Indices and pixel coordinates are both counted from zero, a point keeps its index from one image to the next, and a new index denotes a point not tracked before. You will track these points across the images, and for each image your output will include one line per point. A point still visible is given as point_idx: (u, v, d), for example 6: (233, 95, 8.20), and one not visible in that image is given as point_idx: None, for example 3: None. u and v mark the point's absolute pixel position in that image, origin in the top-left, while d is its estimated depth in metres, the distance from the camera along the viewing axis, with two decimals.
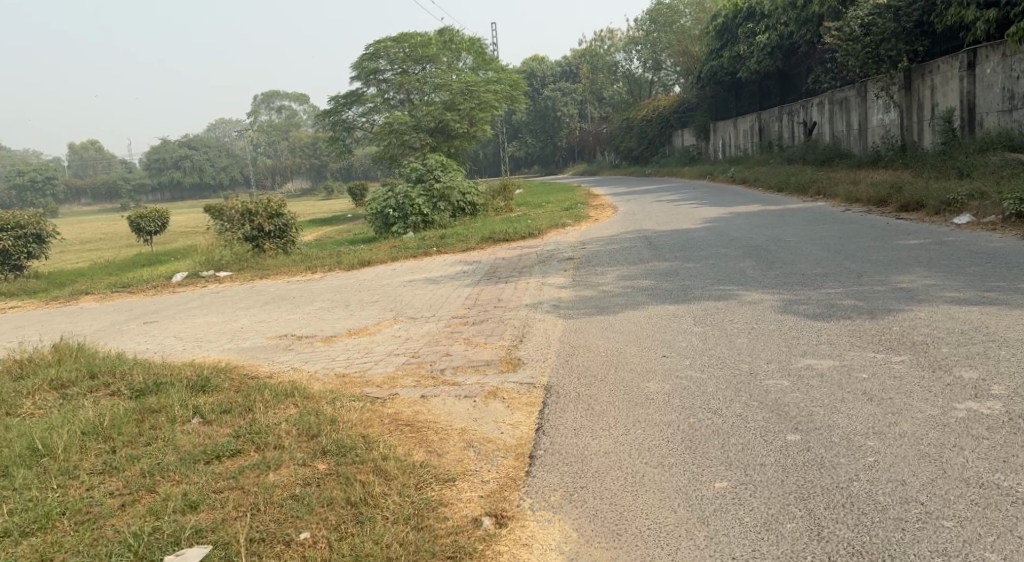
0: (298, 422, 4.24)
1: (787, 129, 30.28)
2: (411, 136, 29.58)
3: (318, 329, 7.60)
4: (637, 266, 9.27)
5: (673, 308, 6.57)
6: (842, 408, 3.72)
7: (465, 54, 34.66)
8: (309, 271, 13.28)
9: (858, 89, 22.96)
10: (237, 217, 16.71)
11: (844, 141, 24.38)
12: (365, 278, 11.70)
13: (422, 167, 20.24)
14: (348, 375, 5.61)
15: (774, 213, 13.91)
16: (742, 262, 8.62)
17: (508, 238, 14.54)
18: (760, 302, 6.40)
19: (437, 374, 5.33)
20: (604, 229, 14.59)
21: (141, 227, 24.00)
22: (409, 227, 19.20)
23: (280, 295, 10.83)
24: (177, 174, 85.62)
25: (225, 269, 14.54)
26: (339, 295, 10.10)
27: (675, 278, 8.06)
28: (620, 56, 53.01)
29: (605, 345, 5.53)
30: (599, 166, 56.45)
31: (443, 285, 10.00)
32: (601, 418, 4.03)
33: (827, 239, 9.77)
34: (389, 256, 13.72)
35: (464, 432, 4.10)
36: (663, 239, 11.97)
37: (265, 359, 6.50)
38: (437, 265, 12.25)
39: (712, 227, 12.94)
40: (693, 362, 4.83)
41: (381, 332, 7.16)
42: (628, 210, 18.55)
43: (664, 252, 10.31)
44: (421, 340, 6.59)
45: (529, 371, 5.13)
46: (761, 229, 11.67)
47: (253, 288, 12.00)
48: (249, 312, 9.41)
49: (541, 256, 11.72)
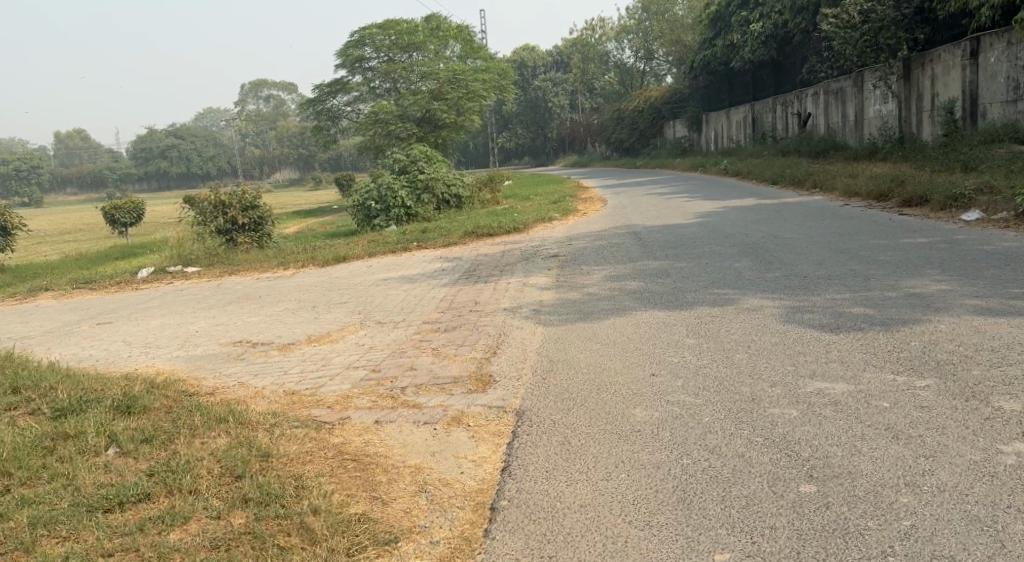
0: (224, 459, 3.60)
1: (780, 121, 29.71)
2: (397, 125, 28.87)
3: (277, 335, 6.96)
4: (627, 266, 8.65)
5: (663, 315, 5.97)
6: (865, 449, 3.13)
7: (453, 42, 33.92)
8: (282, 267, 12.63)
9: (855, 79, 22.38)
10: (209, 209, 16.07)
11: (840, 134, 23.83)
12: (339, 274, 11.08)
13: (406, 158, 19.54)
14: (297, 393, 4.97)
15: (770, 209, 13.31)
16: (739, 262, 8.01)
17: (492, 233, 13.92)
18: (760, 309, 5.81)
19: (397, 394, 4.71)
20: (593, 224, 13.96)
21: (115, 219, 23.22)
22: (391, 220, 18.56)
23: (247, 294, 10.18)
24: (162, 163, 84.50)
25: (196, 264, 13.88)
26: (309, 294, 9.45)
27: (666, 280, 7.45)
28: (611, 46, 52.32)
29: (587, 361, 4.92)
30: (590, 157, 55.84)
31: (419, 284, 9.39)
32: (578, 454, 3.41)
33: (830, 237, 9.17)
34: (368, 252, 13.08)
35: (418, 471, 3.49)
36: (654, 235, 11.36)
37: (212, 371, 5.84)
38: (416, 261, 11.63)
39: (705, 222, 12.35)
40: (686, 383, 4.23)
41: (345, 339, 6.54)
42: (617, 203, 17.93)
43: (656, 249, 9.69)
44: (386, 351, 5.97)
45: (500, 392, 4.51)
46: (757, 225, 11.06)
47: (219, 285, 11.35)
48: (209, 313, 8.75)
49: (525, 253, 11.09)
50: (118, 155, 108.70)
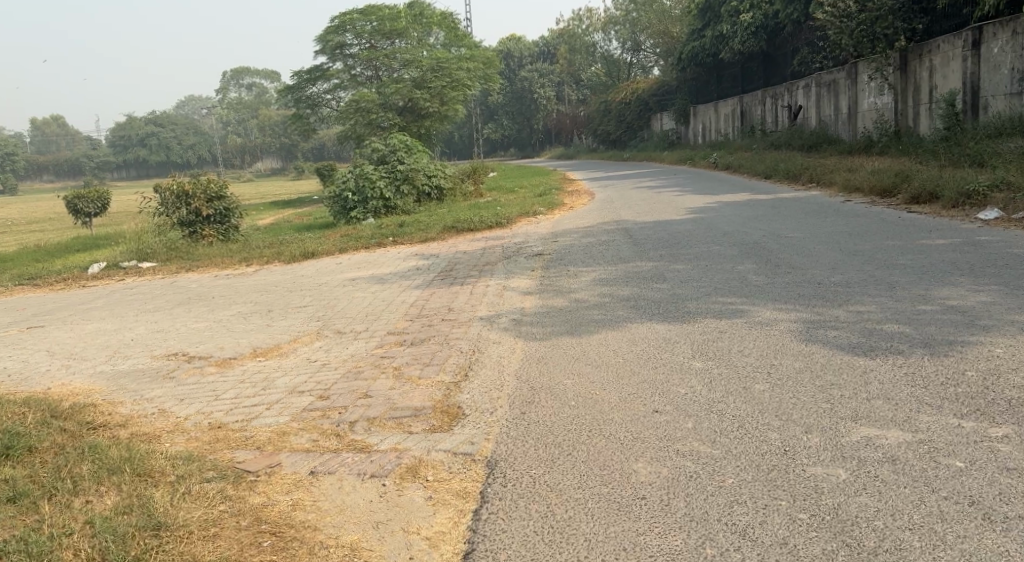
0: (98, 536, 2.73)
1: (770, 113, 29.01)
2: (378, 114, 27.87)
3: (218, 347, 6.07)
4: (619, 267, 7.83)
5: (661, 329, 5.15)
6: (951, 542, 2.33)
7: (436, 29, 32.92)
8: (244, 263, 11.71)
9: (849, 71, 21.68)
10: (172, 200, 15.14)
11: (832, 127, 23.16)
12: (304, 273, 10.21)
13: (385, 147, 18.63)
14: (224, 429, 4.08)
15: (767, 204, 12.53)
16: (742, 264, 7.20)
17: (472, 228, 13.06)
18: (775, 324, 4.99)
19: (342, 431, 3.85)
20: (580, 219, 13.13)
21: (78, 209, 22.15)
22: (369, 213, 17.65)
23: (200, 295, 9.27)
24: (142, 152, 83.03)
25: (154, 261, 12.91)
26: (267, 296, 8.57)
27: (662, 285, 6.63)
28: (598, 37, 51.66)
29: (575, 389, 4.08)
30: (576, 149, 55.09)
31: (388, 285, 8.53)
32: (565, 538, 2.58)
33: (839, 236, 8.40)
34: (339, 247, 12.19)
35: (354, 554, 2.65)
36: (645, 232, 10.54)
37: (132, 396, 4.94)
38: (389, 259, 10.78)
39: (700, 219, 11.55)
40: (698, 424, 3.40)
41: (295, 353, 5.66)
42: (605, 197, 17.12)
43: (649, 249, 8.88)
44: (339, 369, 5.09)
45: (469, 430, 3.66)
46: (756, 223, 10.29)
47: (174, 284, 10.44)
48: (152, 318, 7.85)
49: (507, 251, 10.26)
50: (96, 141, 106.52)
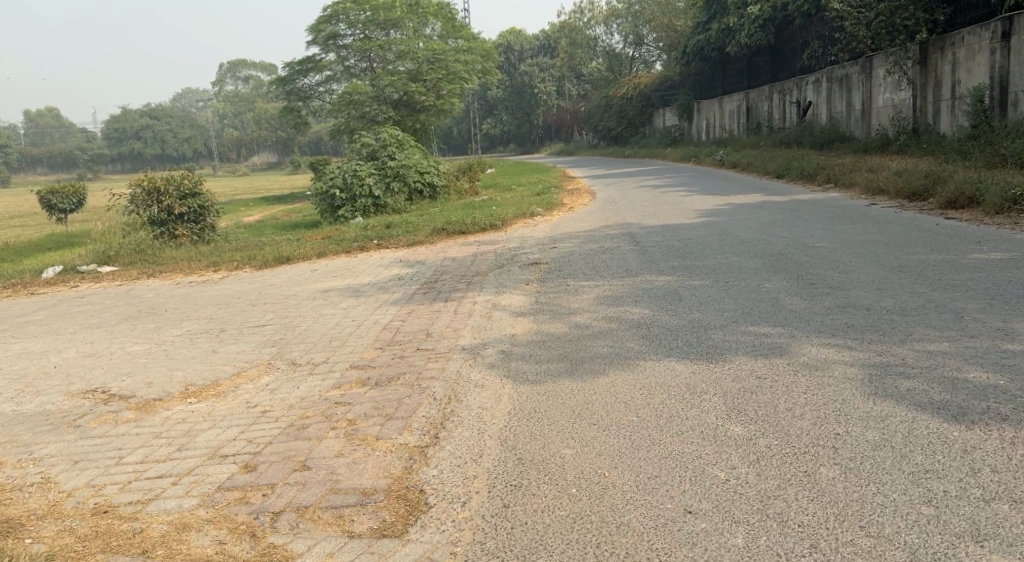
0: None
1: (778, 109, 27.96)
2: (371, 107, 26.78)
3: (145, 384, 5.03)
4: (625, 283, 6.81)
5: (683, 371, 4.13)
6: None
7: (433, 20, 31.51)
8: (212, 268, 10.71)
9: (863, 65, 20.64)
10: (142, 197, 14.12)
11: (844, 124, 22.12)
12: (275, 282, 9.21)
13: (374, 142, 17.54)
14: (107, 518, 3.07)
15: (785, 208, 11.49)
16: (770, 281, 6.20)
17: (464, 231, 12.04)
18: (826, 370, 3.96)
19: (263, 528, 2.86)
20: (580, 221, 12.12)
21: (53, 205, 21.07)
22: (357, 211, 16.62)
23: (154, 307, 8.26)
24: (137, 145, 81.91)
25: (116, 265, 11.89)
26: (226, 312, 7.55)
27: (679, 308, 5.62)
28: (599, 30, 49.95)
29: (578, 467, 3.06)
30: (577, 145, 54.09)
31: (364, 299, 7.52)
32: None
33: (877, 247, 7.39)
34: (317, 250, 11.17)
35: None
36: (652, 239, 9.53)
37: (17, 455, 3.93)
38: (371, 265, 9.78)
39: (710, 222, 10.55)
40: (753, 544, 2.41)
41: (236, 395, 4.64)
42: (606, 197, 16.12)
43: (659, 260, 7.87)
44: (280, 420, 4.08)
45: (431, 536, 2.67)
46: (776, 229, 9.27)
47: (130, 293, 9.42)
48: (89, 339, 6.83)
49: (500, 259, 9.24)
50: (92, 134, 105.34)
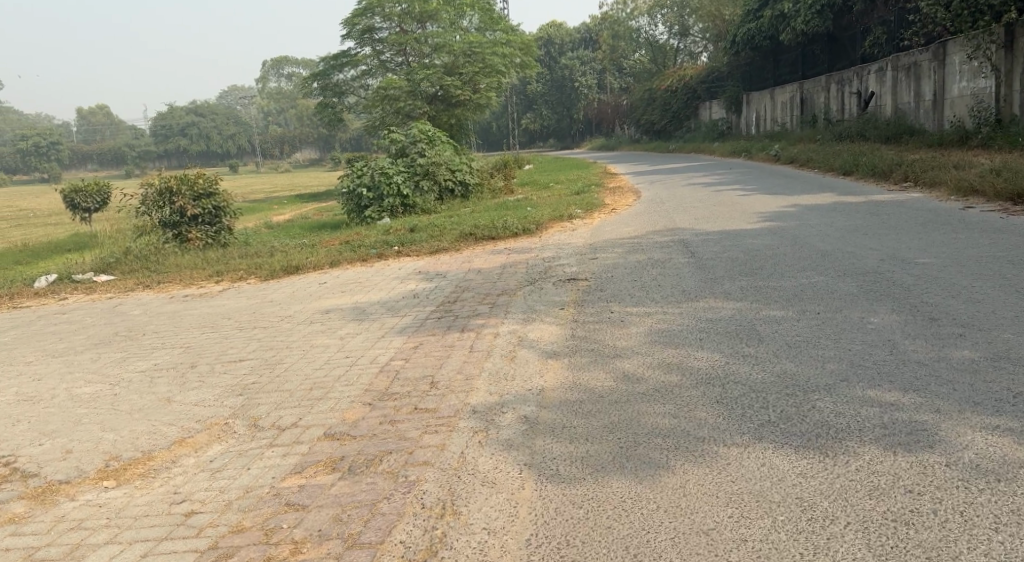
0: None
1: (836, 100, 26.11)
2: (406, 102, 25.69)
3: (59, 453, 3.85)
4: (685, 312, 5.47)
5: (787, 469, 2.84)
6: None
7: (470, 12, 29.99)
8: (215, 278, 9.63)
9: (936, 51, 18.82)
10: (153, 198, 13.13)
11: (912, 116, 20.29)
12: (277, 297, 8.09)
13: (404, 137, 16.34)
14: None
15: (863, 212, 9.98)
16: (876, 318, 4.81)
17: (494, 236, 10.81)
18: (1013, 481, 2.62)
19: None
20: (626, 226, 10.76)
21: (76, 204, 20.40)
22: (384, 212, 15.52)
23: (135, 328, 7.19)
24: (182, 141, 82.49)
25: (116, 273, 10.87)
26: (208, 338, 6.40)
27: (761, 355, 4.28)
28: (643, 21, 48.02)
29: None
30: (619, 140, 52.48)
31: (369, 324, 6.33)
32: None
33: (999, 266, 5.94)
34: (330, 258, 10.03)
35: None
36: (710, 249, 8.16)
37: None
38: (386, 278, 8.63)
39: (776, 229, 9.13)
40: None
41: (162, 484, 3.42)
42: (653, 196, 14.72)
43: (724, 278, 6.50)
44: (199, 537, 2.86)
45: None
46: (864, 239, 7.81)
47: (115, 309, 8.34)
48: (38, 374, 5.71)
49: (532, 273, 7.95)
50: (141, 132, 106.81)
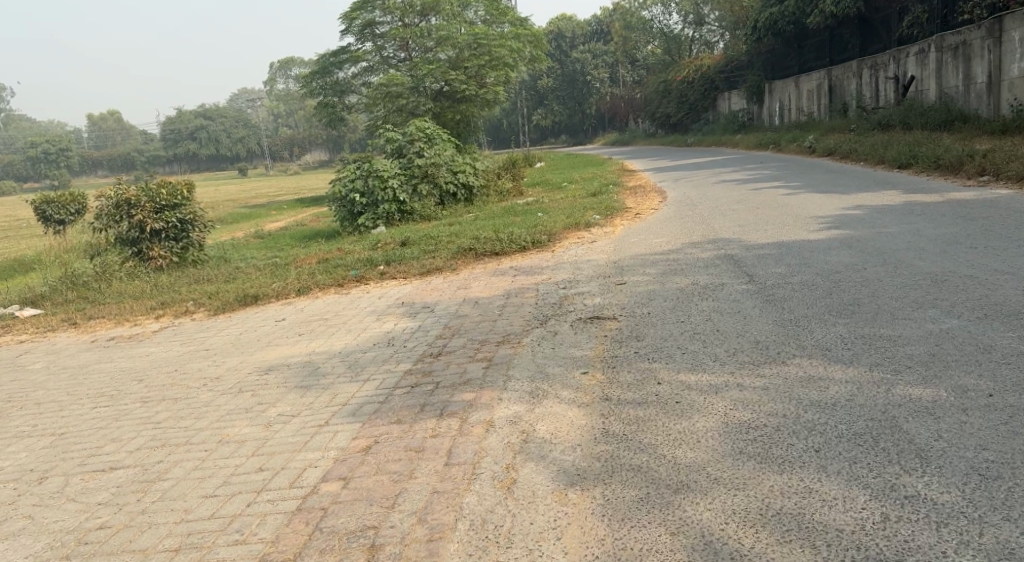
0: None
1: (870, 86, 24.09)
2: (408, 99, 23.89)
3: None
4: (774, 388, 3.63)
5: None
6: None
7: (476, 2, 27.93)
8: (156, 313, 7.85)
9: (991, 27, 16.81)
10: (108, 212, 11.35)
11: (961, 101, 18.27)
12: (217, 343, 6.30)
13: (400, 136, 14.54)
14: None
15: (949, 215, 8.11)
16: None
17: (497, 252, 8.99)
18: None
19: None
20: (658, 237, 8.89)
21: (48, 217, 18.70)
22: (378, 220, 13.76)
23: (17, 397, 5.39)
24: (191, 146, 81.31)
25: (49, 305, 9.10)
26: (94, 419, 4.60)
27: (945, 501, 2.49)
28: (656, 11, 46.05)
29: None
30: (634, 134, 50.51)
31: (316, 396, 4.52)
32: None
33: None
34: (298, 283, 8.25)
35: None
36: (771, 272, 6.32)
37: None
38: (360, 312, 6.83)
39: (848, 241, 7.26)
40: None
41: None
42: (682, 197, 12.87)
43: (812, 322, 4.67)
44: None
45: None
46: (977, 256, 5.94)
47: (17, 361, 6.54)
48: None
49: (544, 307, 6.13)
50: (151, 136, 106.03)
